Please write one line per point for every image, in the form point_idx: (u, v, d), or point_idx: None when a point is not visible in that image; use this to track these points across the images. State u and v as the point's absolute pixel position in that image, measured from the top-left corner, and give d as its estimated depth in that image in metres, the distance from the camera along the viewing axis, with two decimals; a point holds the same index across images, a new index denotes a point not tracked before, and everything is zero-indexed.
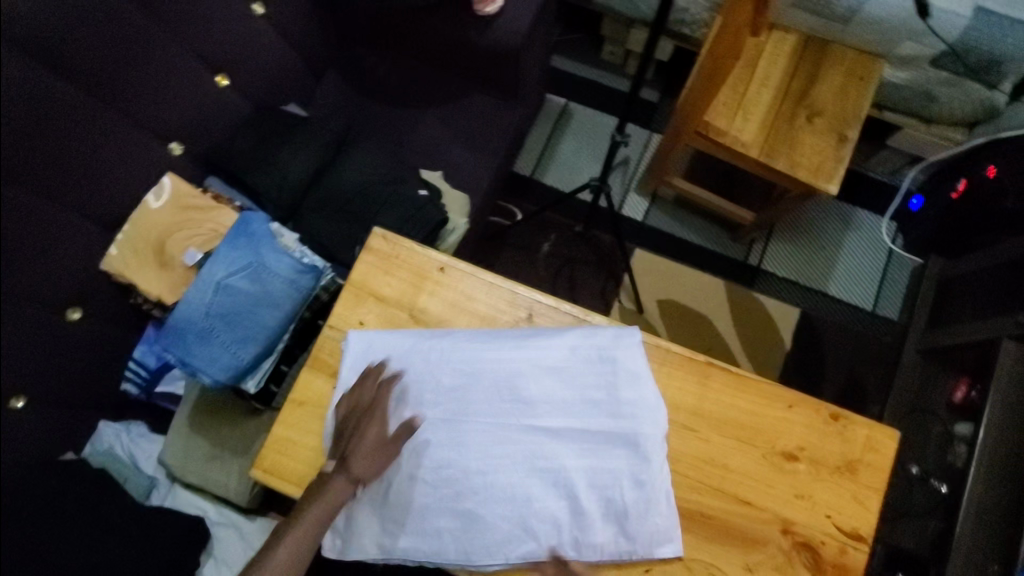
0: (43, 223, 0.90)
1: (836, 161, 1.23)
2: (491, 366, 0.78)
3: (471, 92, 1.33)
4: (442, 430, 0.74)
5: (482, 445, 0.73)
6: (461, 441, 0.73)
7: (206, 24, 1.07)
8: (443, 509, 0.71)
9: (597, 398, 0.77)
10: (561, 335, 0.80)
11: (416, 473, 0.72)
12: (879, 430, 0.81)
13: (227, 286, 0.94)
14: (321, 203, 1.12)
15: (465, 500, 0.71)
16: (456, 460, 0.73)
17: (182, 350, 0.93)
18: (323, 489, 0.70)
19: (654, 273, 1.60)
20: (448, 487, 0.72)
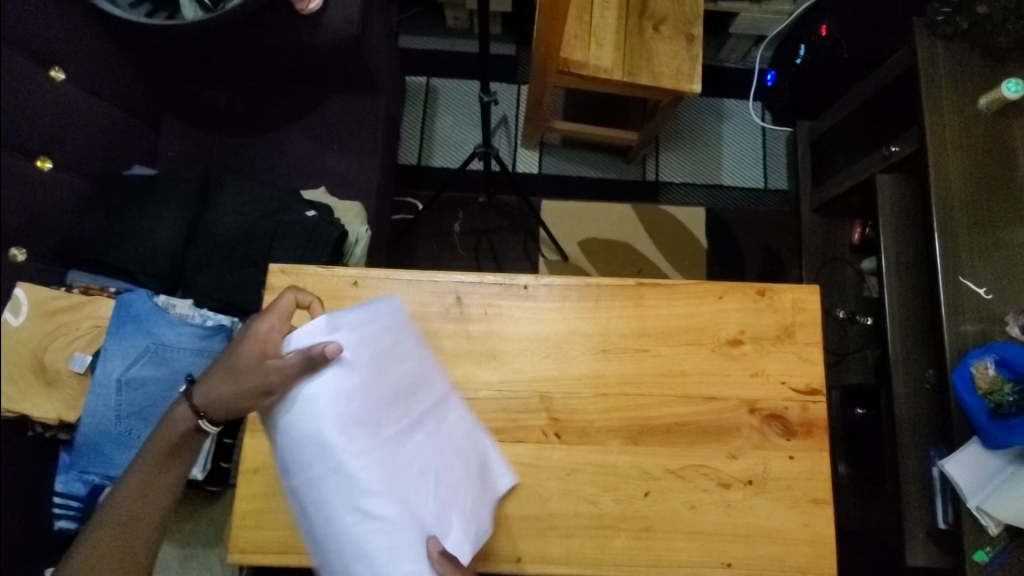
0: None
1: (691, 61, 1.28)
2: (302, 404, 0.59)
3: (327, 96, 1.26)
4: (294, 509, 0.59)
5: (339, 516, 0.57)
6: (315, 520, 0.58)
7: (11, 110, 0.92)
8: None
9: (424, 376, 0.66)
10: (358, 324, 0.62)
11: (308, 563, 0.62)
12: (802, 290, 0.86)
13: (132, 379, 0.84)
14: (204, 259, 1.02)
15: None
16: (366, 536, 0.57)
17: (105, 464, 0.83)
18: (169, 415, 0.70)
19: (564, 217, 1.62)
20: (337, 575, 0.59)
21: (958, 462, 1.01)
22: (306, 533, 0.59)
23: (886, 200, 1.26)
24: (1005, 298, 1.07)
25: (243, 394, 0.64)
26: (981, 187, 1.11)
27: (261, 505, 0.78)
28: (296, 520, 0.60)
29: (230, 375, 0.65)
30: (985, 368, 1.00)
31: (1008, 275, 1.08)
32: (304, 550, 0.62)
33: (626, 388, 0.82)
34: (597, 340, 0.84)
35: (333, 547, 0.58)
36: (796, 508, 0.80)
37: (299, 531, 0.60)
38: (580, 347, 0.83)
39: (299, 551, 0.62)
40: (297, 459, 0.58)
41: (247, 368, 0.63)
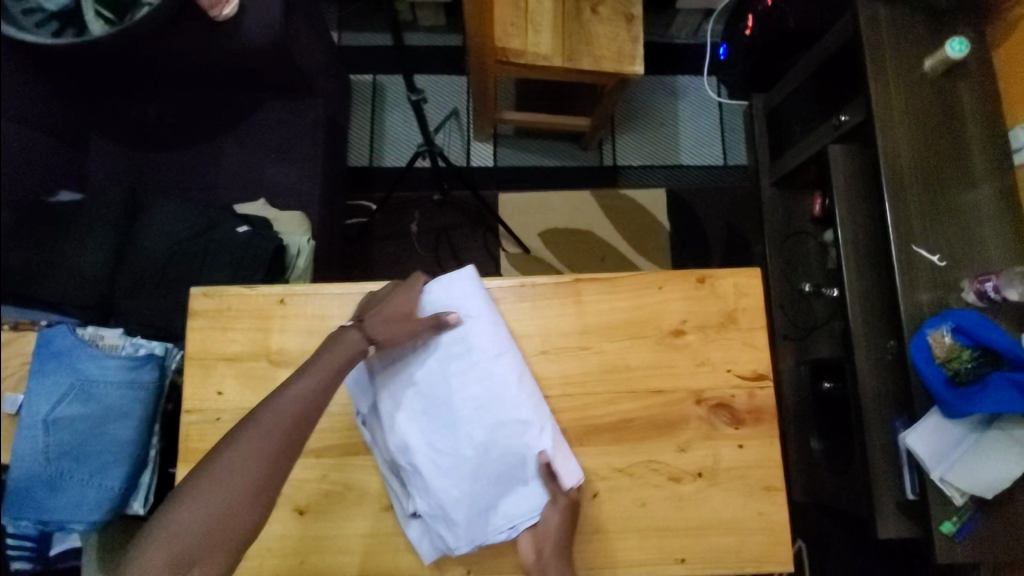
0: None
1: (632, 42, 1.25)
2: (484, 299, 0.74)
3: (262, 103, 1.22)
4: (482, 376, 0.70)
5: (523, 379, 0.71)
6: (505, 381, 0.70)
7: None
8: (519, 458, 0.68)
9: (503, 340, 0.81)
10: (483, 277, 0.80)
11: (479, 437, 0.68)
12: (742, 274, 0.84)
13: (58, 418, 0.80)
14: (134, 284, 0.98)
15: (537, 440, 0.69)
16: (529, 390, 0.71)
17: (36, 510, 0.79)
18: (332, 339, 0.68)
19: (522, 209, 1.59)
20: (515, 435, 0.69)
21: (919, 434, 1.01)
22: (484, 399, 0.69)
23: (839, 171, 1.24)
24: (959, 262, 1.06)
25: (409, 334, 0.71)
26: (930, 152, 1.08)
27: None
28: (480, 389, 0.70)
29: (394, 317, 0.71)
30: (942, 336, 1.00)
31: (961, 240, 1.06)
32: (477, 423, 0.69)
33: (570, 388, 0.80)
34: (538, 341, 0.81)
35: (522, 402, 0.69)
36: (748, 496, 0.79)
37: (481, 399, 0.69)
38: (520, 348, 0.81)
39: (469, 427, 0.69)
40: (491, 334, 0.72)
41: (410, 315, 0.72)
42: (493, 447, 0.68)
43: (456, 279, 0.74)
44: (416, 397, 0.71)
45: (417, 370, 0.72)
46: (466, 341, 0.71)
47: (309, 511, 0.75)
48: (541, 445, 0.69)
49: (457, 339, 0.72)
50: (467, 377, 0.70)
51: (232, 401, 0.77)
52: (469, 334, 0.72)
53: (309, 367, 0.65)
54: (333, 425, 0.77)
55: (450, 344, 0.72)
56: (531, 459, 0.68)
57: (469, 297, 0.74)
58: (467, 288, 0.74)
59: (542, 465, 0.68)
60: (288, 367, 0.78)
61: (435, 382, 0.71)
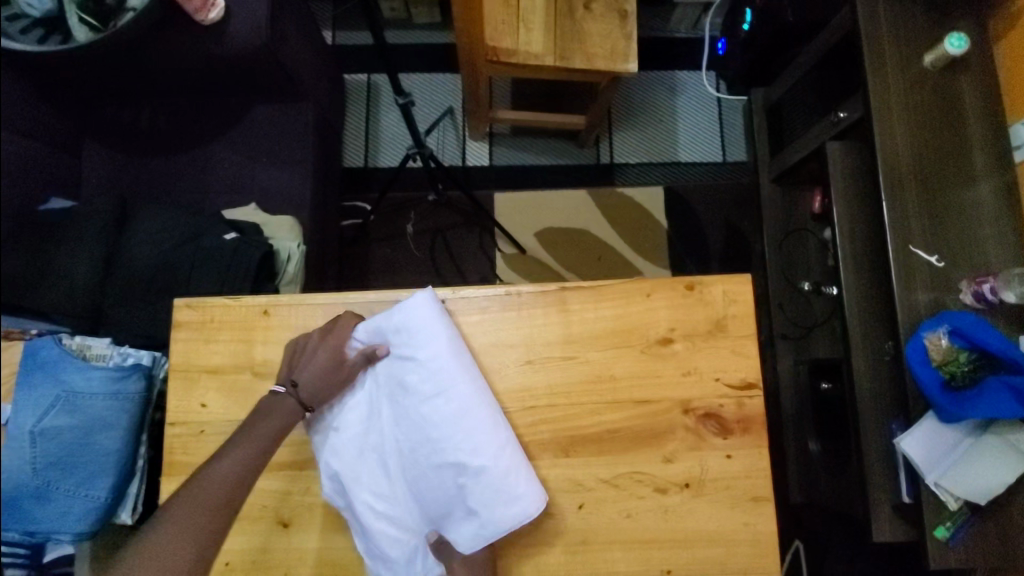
0: None
1: (626, 39, 1.22)
2: (423, 338, 0.73)
3: (251, 106, 1.21)
4: (419, 418, 0.72)
5: (461, 422, 0.70)
6: (440, 424, 0.71)
7: None
8: (454, 501, 0.70)
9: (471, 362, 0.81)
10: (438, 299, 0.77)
11: (415, 479, 0.72)
12: (732, 281, 0.83)
13: (45, 429, 0.78)
14: (124, 291, 0.98)
15: (471, 483, 0.69)
16: (469, 432, 0.70)
17: (24, 521, 0.80)
18: (266, 405, 0.71)
19: (517, 209, 1.58)
20: (449, 479, 0.70)
21: (915, 438, 0.99)
22: (421, 441, 0.71)
23: (837, 170, 1.22)
24: (959, 264, 1.03)
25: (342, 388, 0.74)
26: (929, 151, 1.06)
27: None
28: (415, 432, 0.72)
29: (322, 375, 0.73)
30: (938, 339, 0.98)
31: (960, 241, 1.04)
32: (414, 465, 0.72)
33: (555, 399, 0.80)
34: (522, 351, 0.81)
35: (455, 446, 0.70)
36: (736, 507, 0.78)
37: (417, 442, 0.71)
38: (503, 358, 0.80)
39: (408, 469, 0.72)
40: (428, 376, 0.72)
41: (338, 370, 0.74)
42: (428, 489, 0.71)
43: (394, 316, 0.74)
44: (360, 439, 0.74)
45: (360, 410, 0.75)
46: (406, 382, 0.73)
47: (294, 523, 0.75)
48: (475, 490, 0.69)
49: (399, 378, 0.73)
50: (405, 418, 0.72)
51: (217, 413, 0.77)
52: (410, 375, 0.72)
53: (239, 441, 0.68)
54: None
55: (392, 384, 0.74)
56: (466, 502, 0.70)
57: (407, 336, 0.73)
58: (410, 322, 0.73)
59: (476, 507, 0.69)
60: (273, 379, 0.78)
61: (375, 424, 0.74)
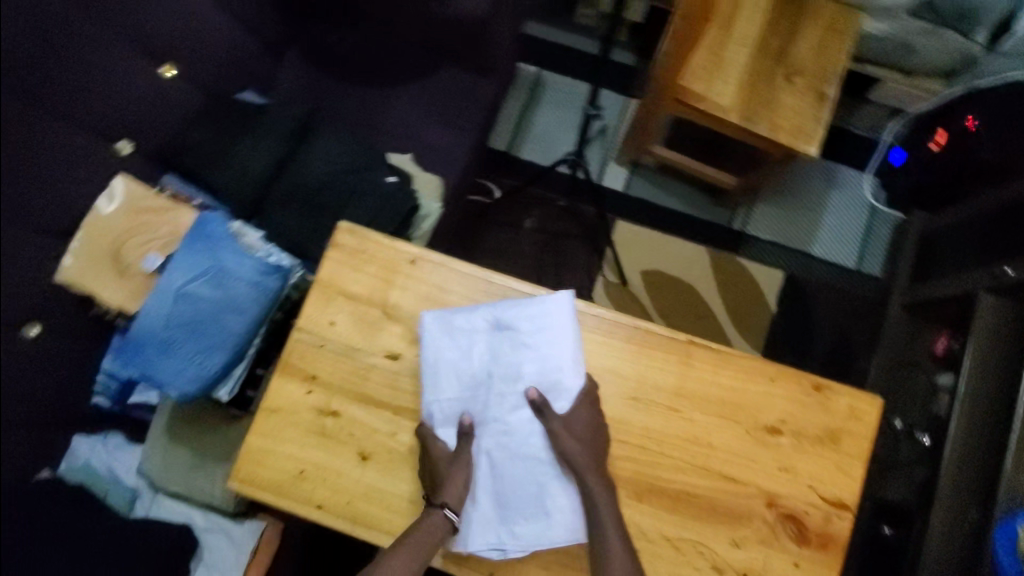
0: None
1: (815, 122, 1.21)
2: (550, 336, 0.76)
3: (441, 66, 1.27)
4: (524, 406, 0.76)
5: (557, 428, 0.73)
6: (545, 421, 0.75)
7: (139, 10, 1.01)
8: (530, 494, 0.74)
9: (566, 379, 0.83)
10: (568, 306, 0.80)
11: (505, 462, 0.75)
12: (860, 398, 0.81)
13: (189, 292, 0.87)
14: (288, 196, 1.05)
15: (551, 483, 0.74)
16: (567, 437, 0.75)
17: (144, 364, 0.87)
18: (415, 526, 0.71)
19: (633, 243, 1.58)
20: (533, 472, 0.74)
21: None
22: (521, 428, 0.75)
23: (982, 323, 1.15)
24: None
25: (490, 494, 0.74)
26: None
27: (268, 444, 0.79)
28: (518, 419, 0.76)
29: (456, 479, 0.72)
30: None
31: None
32: (505, 448, 0.75)
33: (646, 442, 0.80)
34: (631, 385, 0.81)
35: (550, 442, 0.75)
36: None
37: (514, 428, 0.75)
38: (610, 387, 0.81)
39: (500, 450, 0.75)
40: (544, 372, 0.76)
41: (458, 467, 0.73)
42: (510, 474, 0.75)
43: (528, 306, 0.78)
44: (465, 405, 0.77)
45: (469, 382, 0.77)
46: (523, 373, 0.76)
47: (372, 460, 0.79)
48: (554, 490, 0.74)
49: (517, 366, 0.76)
50: (512, 404, 0.76)
51: (342, 334, 0.82)
52: (529, 367, 0.76)
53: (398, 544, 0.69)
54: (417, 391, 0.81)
55: (510, 368, 0.77)
56: (546, 500, 0.74)
57: (535, 329, 0.77)
58: (546, 319, 0.77)
59: (550, 507, 0.74)
60: (398, 323, 0.82)
61: (480, 397, 0.77)
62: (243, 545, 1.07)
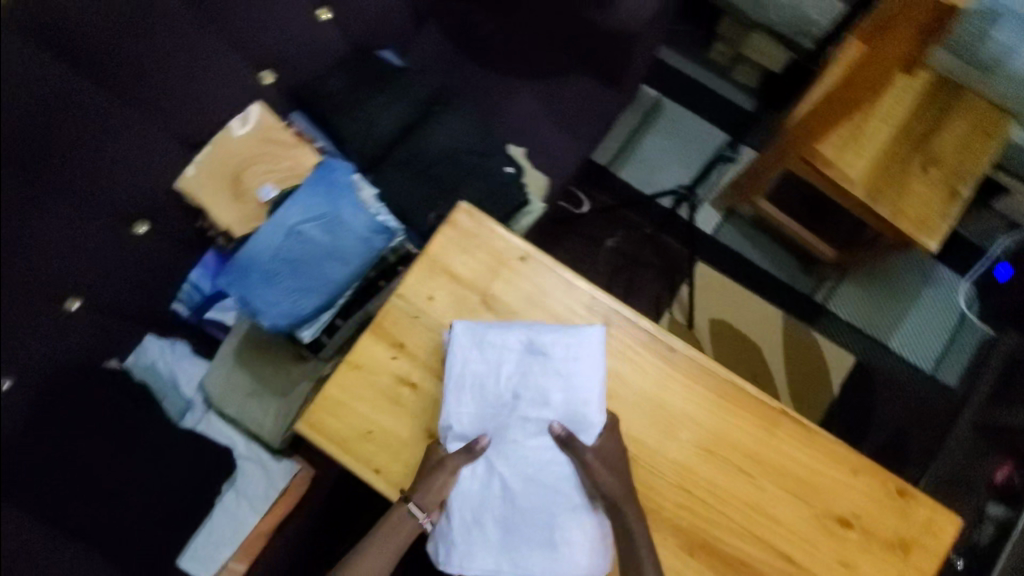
0: (123, 131, 0.95)
1: (942, 217, 1.16)
2: (583, 367, 0.75)
3: (577, 70, 1.26)
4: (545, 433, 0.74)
5: (588, 459, 0.72)
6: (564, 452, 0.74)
7: None
8: (538, 523, 0.72)
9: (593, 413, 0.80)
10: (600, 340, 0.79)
11: (517, 486, 0.73)
12: (941, 514, 0.78)
13: (301, 232, 0.89)
14: (405, 162, 1.06)
15: (562, 514, 0.72)
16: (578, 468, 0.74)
17: (243, 288, 0.89)
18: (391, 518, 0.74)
19: (714, 290, 1.52)
20: (545, 501, 0.72)
21: None
22: (539, 454, 0.73)
23: None
24: None
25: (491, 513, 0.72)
26: None
27: (341, 396, 0.81)
28: (537, 445, 0.74)
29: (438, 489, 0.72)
30: None
31: None
32: (519, 473, 0.73)
33: (709, 498, 0.78)
34: (708, 437, 0.79)
35: (565, 472, 0.73)
36: None
37: (531, 454, 0.73)
38: (686, 432, 0.79)
39: (514, 474, 0.73)
40: (569, 402, 0.75)
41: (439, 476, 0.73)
42: (522, 500, 0.72)
43: (563, 333, 0.77)
44: (487, 422, 0.76)
45: (494, 400, 0.76)
46: (548, 399, 0.75)
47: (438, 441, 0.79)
48: (564, 522, 0.72)
49: (543, 392, 0.75)
50: (534, 429, 0.74)
51: (437, 311, 0.82)
52: (556, 395, 0.75)
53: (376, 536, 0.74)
54: None
55: (536, 393, 0.75)
56: (554, 532, 0.72)
57: (568, 356, 0.76)
58: (579, 349, 0.76)
59: (558, 540, 0.71)
60: (494, 314, 0.82)
61: (502, 417, 0.75)
62: (276, 481, 1.11)
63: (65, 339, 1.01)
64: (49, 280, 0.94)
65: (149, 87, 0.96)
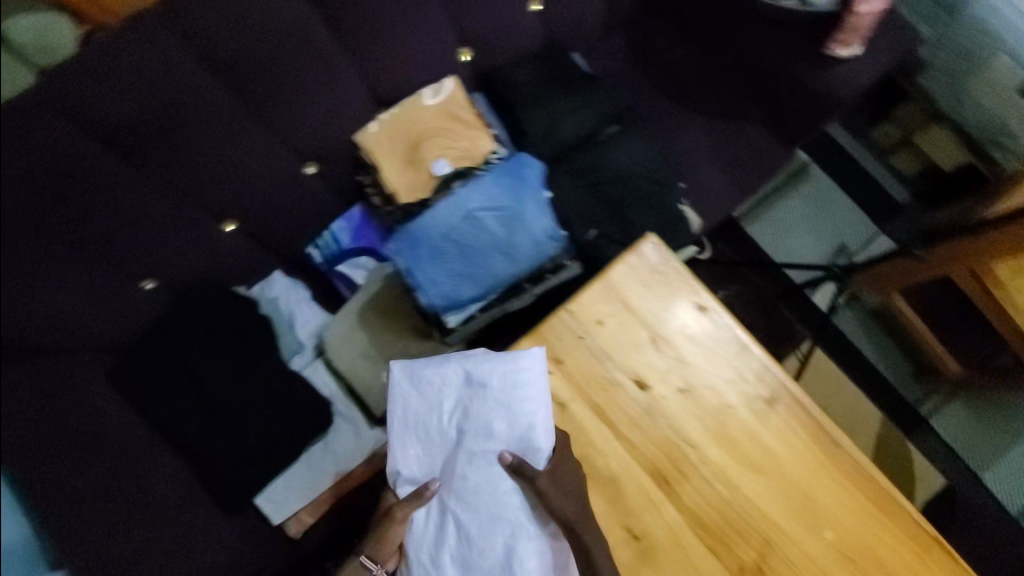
0: (326, 74, 0.96)
1: None
2: (526, 394, 0.73)
3: (756, 121, 1.23)
4: (492, 463, 0.72)
5: (540, 485, 0.70)
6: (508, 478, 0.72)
7: None
8: (491, 556, 0.70)
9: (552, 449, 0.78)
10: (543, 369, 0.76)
11: (465, 523, 0.71)
12: None
13: (477, 218, 0.89)
14: (579, 172, 1.05)
15: (515, 540, 0.70)
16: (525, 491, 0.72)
17: (409, 259, 0.88)
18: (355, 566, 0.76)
19: (820, 376, 1.46)
20: (497, 533, 0.71)
21: None
22: (485, 488, 0.72)
23: None
24: None
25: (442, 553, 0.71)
26: None
27: None
28: (483, 478, 0.72)
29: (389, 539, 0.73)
30: None
31: None
32: (468, 508, 0.71)
33: None
34: (853, 545, 0.74)
35: (515, 498, 0.72)
36: None
37: (480, 486, 0.72)
38: (832, 534, 0.74)
39: (462, 509, 0.71)
40: (514, 429, 0.73)
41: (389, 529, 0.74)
42: (472, 536, 0.70)
43: (501, 361, 0.74)
44: (434, 460, 0.74)
45: (440, 436, 0.74)
46: (492, 428, 0.72)
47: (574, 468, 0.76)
48: (519, 548, 0.70)
49: (485, 421, 0.73)
50: (479, 460, 0.72)
51: (603, 337, 0.80)
52: (500, 425, 0.72)
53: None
54: (645, 428, 0.77)
55: (478, 425, 0.73)
56: (511, 562, 0.70)
57: (510, 384, 0.73)
58: (521, 374, 0.73)
59: (516, 567, 0.69)
60: (661, 356, 0.79)
61: (448, 453, 0.73)
62: (366, 443, 1.08)
63: (213, 253, 1.05)
64: (214, 200, 0.99)
65: (364, 39, 0.96)
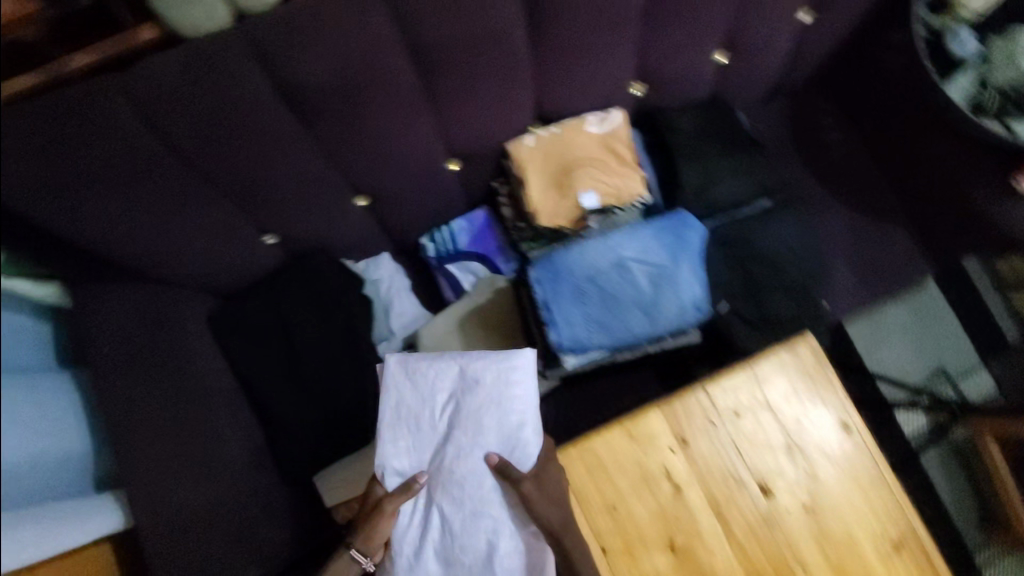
0: (503, 82, 0.92)
1: None
2: (517, 394, 0.72)
3: (903, 228, 1.17)
4: (478, 460, 0.71)
5: (525, 489, 0.68)
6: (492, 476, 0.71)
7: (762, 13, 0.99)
8: (472, 551, 0.70)
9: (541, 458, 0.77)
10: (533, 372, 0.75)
11: (449, 517, 0.70)
12: None
13: (626, 268, 0.87)
14: (723, 241, 1.00)
15: (495, 536, 0.70)
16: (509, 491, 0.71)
17: (549, 291, 0.87)
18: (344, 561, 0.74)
19: None
20: (479, 528, 0.70)
21: None
22: (469, 485, 0.71)
23: None
24: None
25: (424, 548, 0.70)
26: None
27: (604, 455, 0.75)
28: (469, 475, 0.71)
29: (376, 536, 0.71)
30: None
31: None
32: (453, 502, 0.70)
33: None
34: None
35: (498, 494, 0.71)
36: None
37: (465, 481, 0.71)
38: None
39: (447, 505, 0.70)
40: (504, 429, 0.72)
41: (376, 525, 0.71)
42: (455, 530, 0.70)
43: (493, 358, 0.73)
44: (421, 455, 0.73)
45: (431, 429, 0.73)
46: (479, 426, 0.72)
47: (675, 554, 0.72)
48: (498, 545, 0.69)
49: (474, 418, 0.72)
50: (467, 457, 0.71)
51: (737, 428, 0.76)
52: (487, 422, 0.71)
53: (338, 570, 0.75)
54: (756, 530, 0.73)
55: (465, 420, 0.72)
56: (489, 559, 0.69)
57: (500, 381, 0.72)
58: (512, 374, 0.73)
59: (495, 563, 0.69)
60: (792, 463, 0.75)
61: (437, 447, 0.72)
62: None
63: (337, 225, 1.02)
64: (359, 176, 0.96)
65: (550, 55, 0.92)
